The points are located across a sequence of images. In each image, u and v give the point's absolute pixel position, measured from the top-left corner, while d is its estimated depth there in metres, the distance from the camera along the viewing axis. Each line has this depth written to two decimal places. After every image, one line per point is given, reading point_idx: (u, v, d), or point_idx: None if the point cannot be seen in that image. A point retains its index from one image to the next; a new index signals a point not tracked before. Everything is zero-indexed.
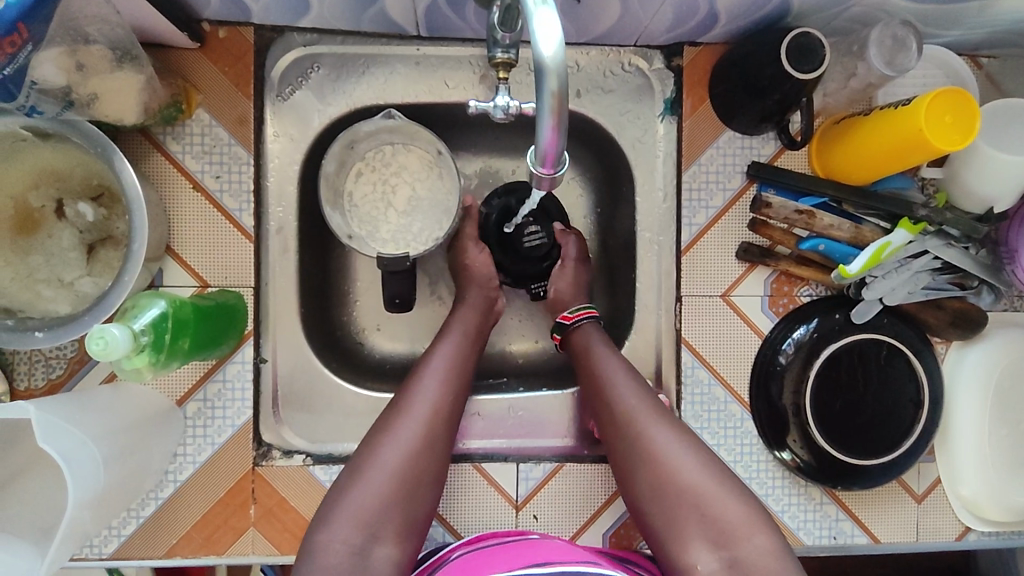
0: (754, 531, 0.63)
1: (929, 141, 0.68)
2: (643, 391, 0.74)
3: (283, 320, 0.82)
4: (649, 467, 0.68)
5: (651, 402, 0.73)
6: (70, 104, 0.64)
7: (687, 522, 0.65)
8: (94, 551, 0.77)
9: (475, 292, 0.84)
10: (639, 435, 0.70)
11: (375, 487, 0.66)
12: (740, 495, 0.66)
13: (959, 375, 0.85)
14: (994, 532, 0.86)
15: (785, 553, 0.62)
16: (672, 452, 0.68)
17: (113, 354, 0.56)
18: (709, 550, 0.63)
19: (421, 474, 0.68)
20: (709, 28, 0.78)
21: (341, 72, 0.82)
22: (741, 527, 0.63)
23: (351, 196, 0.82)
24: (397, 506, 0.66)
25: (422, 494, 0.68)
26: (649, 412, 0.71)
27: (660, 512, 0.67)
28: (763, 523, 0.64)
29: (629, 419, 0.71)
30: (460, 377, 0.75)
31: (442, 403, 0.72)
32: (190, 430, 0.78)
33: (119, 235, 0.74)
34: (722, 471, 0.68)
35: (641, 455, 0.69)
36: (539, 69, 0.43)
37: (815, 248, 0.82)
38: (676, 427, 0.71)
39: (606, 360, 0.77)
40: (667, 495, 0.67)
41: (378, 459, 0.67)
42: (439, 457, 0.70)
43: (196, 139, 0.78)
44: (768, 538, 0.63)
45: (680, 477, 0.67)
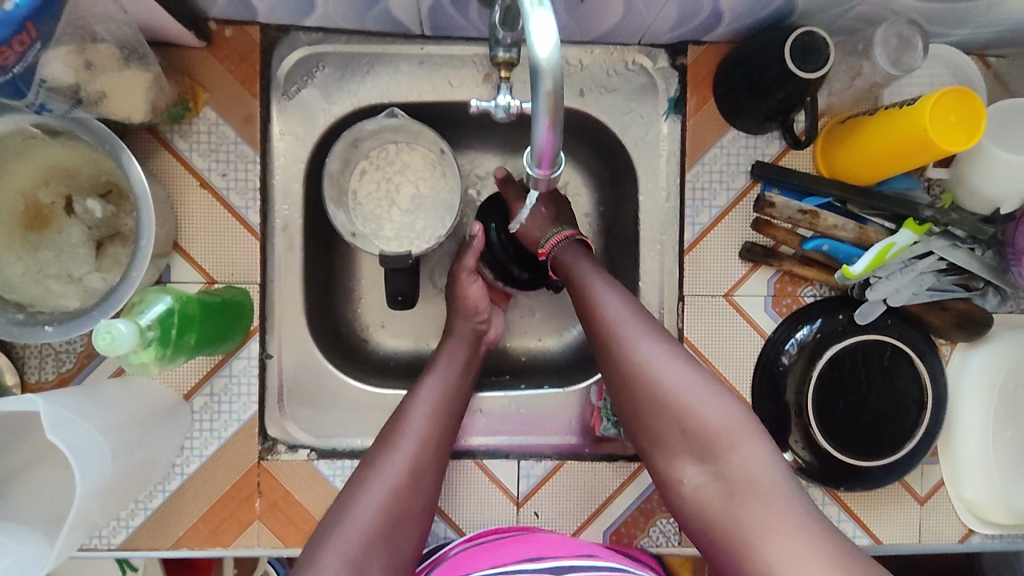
0: (741, 442, 0.61)
1: (934, 141, 0.68)
2: (627, 301, 0.71)
3: (288, 317, 0.83)
4: (634, 379, 0.66)
5: (634, 312, 0.70)
6: (79, 102, 0.65)
7: (672, 438, 0.64)
8: (102, 542, 0.78)
9: (461, 324, 0.83)
10: (623, 348, 0.68)
11: (361, 522, 0.65)
12: (724, 401, 0.64)
13: (963, 377, 0.84)
14: (997, 535, 0.86)
15: (773, 461, 0.60)
16: (653, 361, 0.66)
17: (120, 349, 0.57)
18: (695, 462, 0.62)
19: (409, 510, 0.68)
20: (713, 27, 0.78)
21: (346, 71, 0.83)
22: (727, 436, 0.61)
23: (355, 194, 0.83)
24: (383, 541, 0.65)
25: (410, 501, 0.69)
26: (632, 321, 0.69)
27: (649, 427, 0.66)
28: (750, 430, 0.62)
29: (610, 332, 0.69)
30: (449, 418, 0.75)
31: (430, 437, 0.73)
32: (197, 424, 0.79)
33: (127, 231, 0.76)
34: (708, 378, 0.65)
35: (624, 369, 0.67)
36: (535, 70, 0.43)
37: (819, 248, 0.81)
38: (659, 336, 0.68)
39: (588, 272, 0.75)
40: (652, 407, 0.65)
41: (365, 494, 0.67)
42: (428, 487, 0.71)
43: (203, 137, 0.79)
44: (756, 447, 0.61)
45: (664, 387, 0.65)
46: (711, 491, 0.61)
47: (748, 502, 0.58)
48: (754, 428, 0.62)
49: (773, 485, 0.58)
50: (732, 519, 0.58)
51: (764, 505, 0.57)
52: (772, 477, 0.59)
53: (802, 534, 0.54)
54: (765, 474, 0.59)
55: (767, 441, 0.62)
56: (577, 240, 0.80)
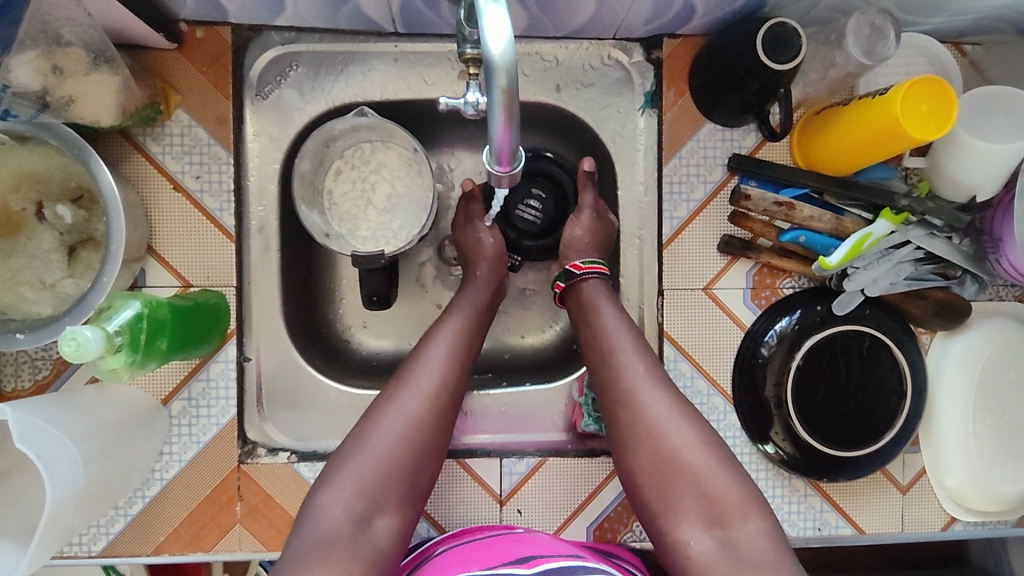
0: (750, 514, 0.62)
1: (907, 131, 0.68)
2: (648, 358, 0.71)
3: (266, 319, 0.83)
4: (652, 438, 0.67)
5: (656, 370, 0.70)
6: (47, 106, 0.65)
7: (682, 501, 0.64)
8: (83, 549, 0.77)
9: (485, 269, 0.83)
10: (642, 406, 0.68)
11: (380, 451, 0.65)
12: (736, 474, 0.64)
13: (943, 365, 0.85)
14: (980, 522, 0.86)
15: (779, 537, 0.61)
16: (670, 426, 0.67)
17: (86, 355, 0.57)
18: (703, 529, 0.62)
19: (424, 447, 0.67)
20: (687, 20, 0.78)
21: (320, 70, 0.82)
22: (738, 508, 0.62)
23: (331, 194, 0.83)
24: (399, 479, 0.65)
25: (426, 433, 0.67)
26: (653, 376, 0.70)
27: (660, 484, 0.66)
28: (759, 505, 0.62)
29: (630, 387, 0.69)
30: (468, 359, 0.74)
31: (450, 375, 0.71)
32: (176, 428, 0.79)
33: (99, 236, 0.75)
34: (721, 448, 0.66)
35: (640, 427, 0.68)
36: (488, 66, 0.43)
37: (796, 240, 0.80)
38: (676, 398, 0.69)
39: (612, 322, 0.75)
40: (666, 469, 0.65)
41: (385, 423, 0.66)
42: (444, 431, 0.69)
43: (175, 140, 0.78)
44: (762, 522, 0.61)
45: (680, 454, 0.65)
46: (715, 555, 0.60)
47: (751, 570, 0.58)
48: (762, 505, 0.63)
49: (781, 558, 0.59)
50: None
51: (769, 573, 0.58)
52: (777, 552, 0.59)
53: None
54: (773, 549, 0.59)
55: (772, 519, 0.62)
56: (599, 279, 0.80)
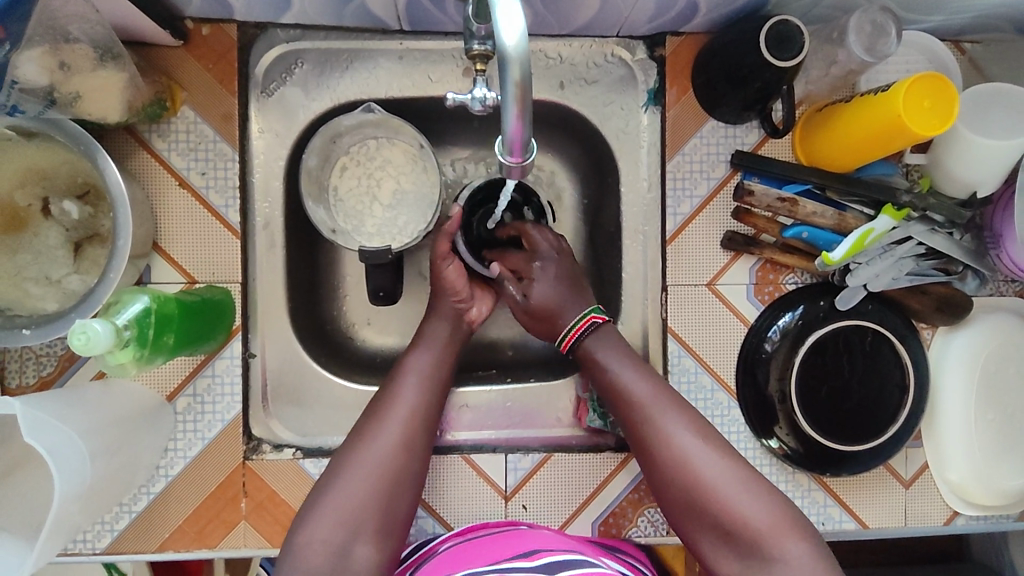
0: (786, 537, 0.62)
1: (908, 126, 0.68)
2: (663, 393, 0.72)
3: (270, 315, 0.83)
4: (677, 477, 0.67)
5: (671, 408, 0.71)
6: (53, 102, 0.64)
7: (717, 535, 0.65)
8: (87, 546, 0.77)
9: (443, 303, 0.82)
10: (664, 445, 0.68)
11: (353, 486, 0.66)
12: (765, 497, 0.64)
13: (945, 360, 0.85)
14: (982, 516, 0.86)
15: (820, 556, 0.61)
16: (694, 461, 0.67)
17: (95, 349, 0.57)
18: (742, 560, 0.63)
19: (401, 478, 0.68)
20: (690, 17, 0.78)
21: (325, 67, 0.83)
22: (771, 534, 0.62)
23: (336, 190, 0.83)
24: (374, 511, 0.66)
25: (407, 470, 0.69)
26: (670, 412, 0.70)
27: (690, 521, 0.66)
28: (795, 526, 0.62)
29: (648, 428, 0.70)
30: (437, 382, 0.76)
31: (421, 404, 0.73)
32: (181, 425, 0.78)
33: (105, 232, 0.75)
34: (749, 474, 0.66)
35: (665, 468, 0.68)
36: (502, 59, 0.43)
37: (799, 235, 0.82)
38: (697, 428, 0.69)
39: (618, 368, 0.75)
40: (696, 505, 0.66)
41: (354, 462, 0.68)
42: (419, 462, 0.71)
43: (181, 136, 0.78)
44: (802, 541, 0.62)
45: (707, 487, 0.65)
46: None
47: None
48: (798, 524, 0.63)
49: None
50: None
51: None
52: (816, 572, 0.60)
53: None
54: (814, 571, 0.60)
55: (811, 532, 0.63)
56: (594, 329, 0.78)
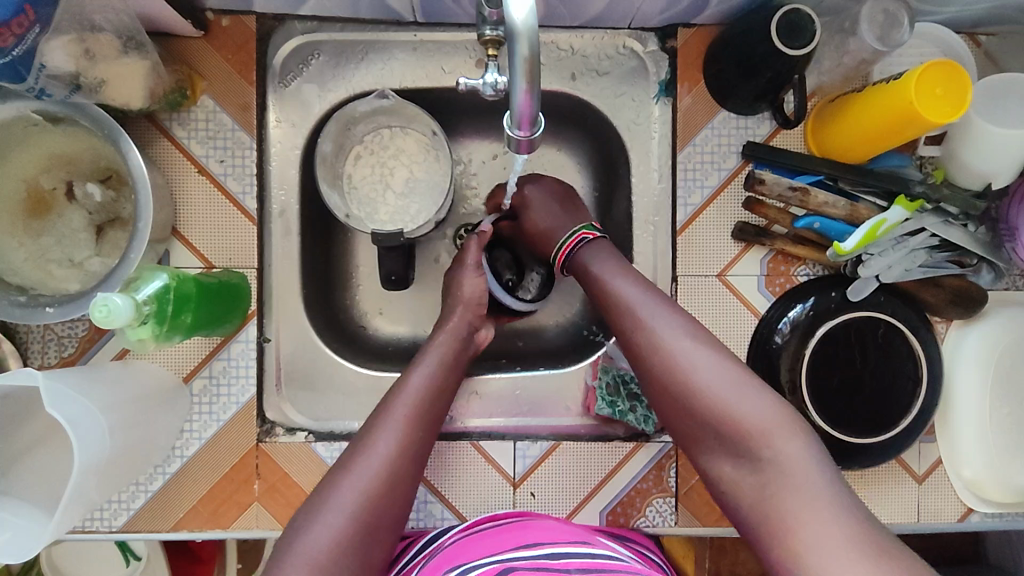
0: (776, 437, 0.58)
1: (923, 114, 0.68)
2: (658, 298, 0.69)
3: (285, 302, 0.85)
4: (664, 372, 0.64)
5: (666, 311, 0.67)
6: (78, 88, 0.66)
7: (705, 433, 0.62)
8: (103, 524, 0.79)
9: (460, 317, 0.80)
10: (654, 346, 0.65)
11: (353, 488, 0.64)
12: (758, 395, 0.61)
13: (958, 354, 0.85)
14: (998, 514, 0.85)
15: (819, 458, 0.57)
16: (682, 356, 0.64)
17: (115, 322, 0.59)
18: (731, 459, 0.61)
19: (397, 476, 0.67)
20: (701, 9, 0.79)
21: (341, 59, 0.85)
22: (765, 436, 0.59)
23: (350, 178, 0.85)
24: (365, 523, 0.63)
25: (399, 453, 0.68)
26: (658, 310, 0.67)
27: (681, 420, 0.64)
28: (791, 425, 0.59)
29: (638, 325, 0.67)
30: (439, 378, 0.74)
31: (421, 398, 0.72)
32: (196, 406, 0.80)
33: (126, 216, 0.77)
34: (740, 371, 0.62)
35: (652, 366, 0.65)
36: (511, 35, 0.45)
37: (811, 226, 0.81)
38: (688, 327, 0.66)
39: (611, 274, 0.72)
40: (683, 403, 0.63)
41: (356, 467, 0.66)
42: (416, 453, 0.69)
43: (201, 125, 0.80)
44: (794, 441, 0.58)
45: (693, 384, 0.62)
46: (747, 486, 0.59)
47: (781, 493, 0.56)
48: (794, 424, 0.59)
49: (810, 485, 0.56)
50: (768, 514, 0.56)
51: (802, 500, 0.55)
52: (807, 476, 0.56)
53: (836, 524, 0.53)
54: (806, 471, 0.56)
55: (810, 434, 0.59)
56: (586, 243, 0.77)
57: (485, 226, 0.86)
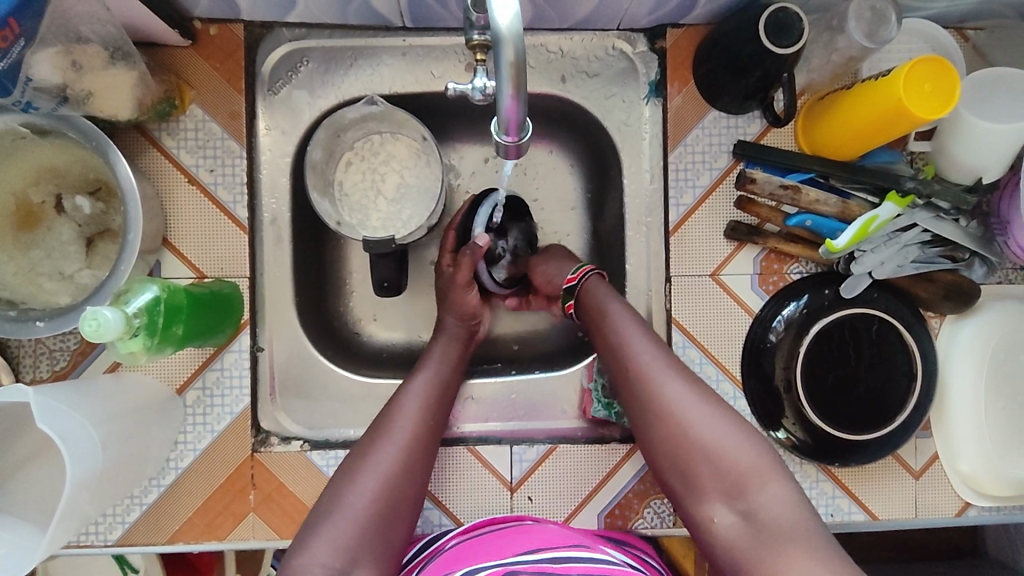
0: (767, 480, 0.59)
1: (910, 110, 0.68)
2: (654, 341, 0.70)
3: (278, 310, 0.84)
4: (662, 417, 0.65)
5: (664, 356, 0.68)
6: (65, 100, 0.66)
7: (699, 477, 0.62)
8: (98, 538, 0.78)
9: (454, 322, 0.83)
10: (651, 389, 0.66)
11: (359, 496, 0.64)
12: (751, 439, 0.62)
13: (952, 349, 0.85)
14: (995, 507, 0.85)
15: (802, 502, 0.58)
16: (680, 401, 0.65)
17: (105, 335, 0.58)
18: (725, 503, 0.60)
19: (405, 488, 0.67)
20: (689, 9, 0.79)
21: (330, 65, 0.85)
22: (751, 476, 0.60)
23: (341, 185, 0.84)
24: (381, 524, 0.63)
25: (410, 449, 0.69)
26: (658, 355, 0.68)
27: (674, 464, 0.64)
28: (779, 469, 0.60)
29: (637, 369, 0.68)
30: (440, 398, 0.76)
31: (422, 418, 0.72)
32: (190, 417, 0.80)
33: (116, 228, 0.76)
34: (735, 418, 0.64)
35: (650, 409, 0.66)
36: (496, 40, 0.44)
37: (803, 224, 0.81)
38: (687, 375, 0.67)
39: (616, 311, 0.73)
40: (678, 446, 0.64)
41: (359, 483, 0.65)
42: (420, 474, 0.69)
43: (190, 134, 0.80)
44: (783, 484, 0.59)
45: (691, 428, 0.63)
46: (740, 530, 0.59)
47: (776, 537, 0.56)
48: (783, 469, 0.61)
49: (804, 525, 0.56)
50: (762, 556, 0.56)
51: (796, 540, 0.55)
52: (800, 517, 0.57)
53: (832, 564, 0.53)
54: (795, 513, 0.57)
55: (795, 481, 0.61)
56: (597, 275, 0.79)
57: (485, 239, 0.82)
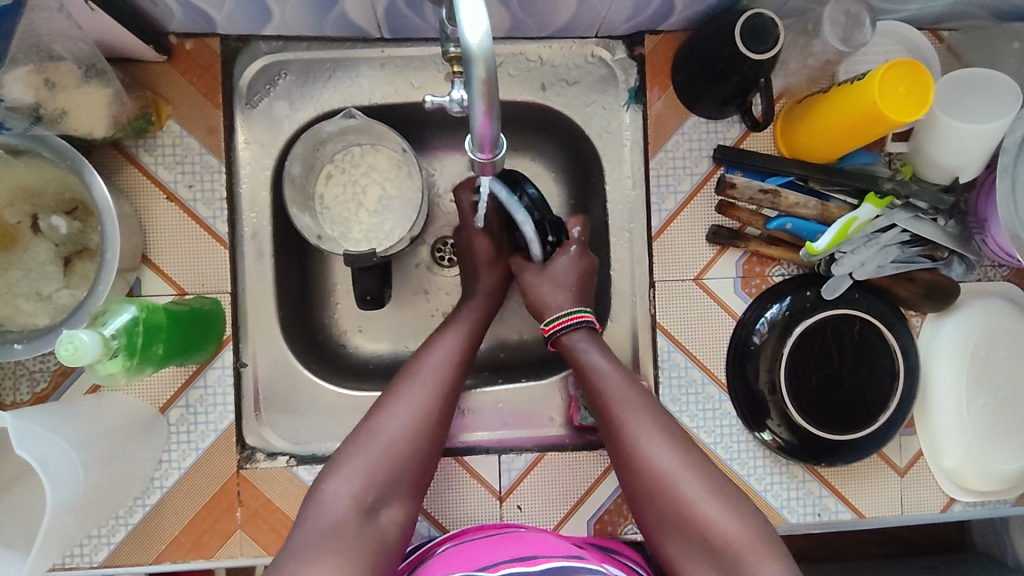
0: (761, 557, 0.59)
1: (885, 112, 0.69)
2: (646, 406, 0.71)
3: (261, 326, 0.84)
4: (654, 485, 0.66)
5: (657, 424, 0.69)
6: (38, 119, 0.66)
7: (691, 547, 0.63)
8: (84, 560, 0.77)
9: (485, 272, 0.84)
10: (642, 455, 0.67)
11: (381, 447, 0.66)
12: (742, 510, 0.63)
13: (933, 347, 0.86)
14: (978, 503, 0.86)
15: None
16: (673, 471, 0.65)
17: (83, 358, 0.58)
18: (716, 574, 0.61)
19: (426, 442, 0.69)
20: (667, 16, 0.79)
21: (308, 77, 0.84)
22: (746, 550, 0.60)
23: (322, 198, 0.84)
24: (404, 469, 0.67)
25: (435, 404, 0.71)
26: (649, 423, 0.69)
27: (666, 532, 0.64)
28: (771, 547, 0.60)
29: (630, 438, 0.69)
30: (465, 354, 0.77)
31: (447, 376, 0.74)
32: (174, 436, 0.79)
33: (94, 247, 0.75)
34: (728, 489, 0.64)
35: (643, 478, 0.67)
36: (467, 57, 0.44)
37: (783, 226, 0.81)
38: (679, 443, 0.68)
39: (608, 374, 0.73)
40: (671, 514, 0.64)
41: (383, 430, 0.68)
42: (442, 427, 0.71)
43: (168, 150, 0.79)
44: (776, 561, 0.59)
45: (683, 497, 0.64)
46: None
47: None
48: (775, 546, 0.60)
49: None
50: None
51: None
52: None
53: None
54: None
55: (789, 558, 0.60)
56: (587, 327, 0.78)
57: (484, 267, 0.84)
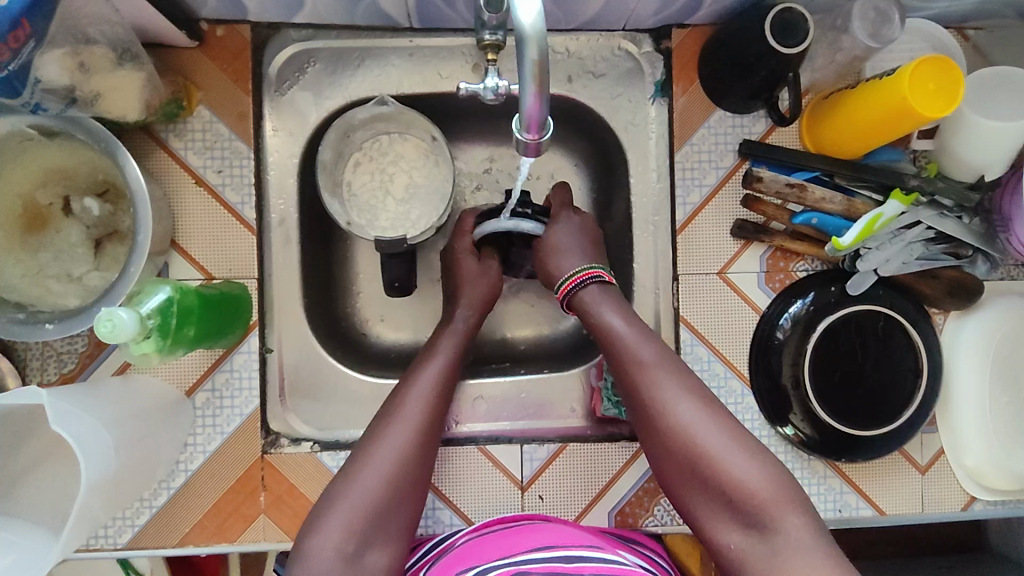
0: (785, 511, 0.59)
1: (915, 108, 0.69)
2: (662, 359, 0.69)
3: (287, 312, 0.84)
4: (673, 442, 0.64)
5: (674, 378, 0.67)
6: (74, 101, 0.65)
7: (714, 503, 0.62)
8: (108, 541, 0.78)
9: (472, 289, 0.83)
10: (663, 410, 0.66)
11: (362, 489, 0.65)
12: (763, 462, 0.62)
13: (957, 344, 0.85)
14: (999, 501, 0.86)
15: (817, 533, 0.58)
16: (692, 426, 0.64)
17: (120, 336, 0.58)
18: (740, 528, 0.61)
19: (409, 480, 0.68)
20: (695, 9, 0.80)
21: (337, 66, 0.85)
22: (769, 504, 0.59)
23: (349, 185, 0.85)
24: (387, 505, 0.65)
25: (416, 433, 0.70)
26: (667, 377, 0.67)
27: (688, 486, 0.64)
28: (792, 498, 0.60)
29: (647, 394, 0.67)
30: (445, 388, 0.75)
31: (428, 409, 0.72)
32: (200, 419, 0.79)
33: (125, 230, 0.76)
34: (751, 443, 0.63)
35: (663, 434, 0.65)
36: (520, 38, 0.45)
37: (809, 221, 0.82)
38: (698, 398, 0.66)
39: (626, 332, 0.71)
40: (692, 470, 0.63)
41: (361, 478, 0.66)
42: (425, 462, 0.70)
43: (198, 135, 0.80)
44: (799, 515, 0.59)
45: (703, 454, 0.63)
46: (759, 555, 0.59)
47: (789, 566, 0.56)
48: (796, 496, 0.60)
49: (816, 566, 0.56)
50: None
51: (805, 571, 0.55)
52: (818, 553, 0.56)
53: None
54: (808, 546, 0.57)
55: (810, 508, 0.60)
56: (598, 283, 0.76)
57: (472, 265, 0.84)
